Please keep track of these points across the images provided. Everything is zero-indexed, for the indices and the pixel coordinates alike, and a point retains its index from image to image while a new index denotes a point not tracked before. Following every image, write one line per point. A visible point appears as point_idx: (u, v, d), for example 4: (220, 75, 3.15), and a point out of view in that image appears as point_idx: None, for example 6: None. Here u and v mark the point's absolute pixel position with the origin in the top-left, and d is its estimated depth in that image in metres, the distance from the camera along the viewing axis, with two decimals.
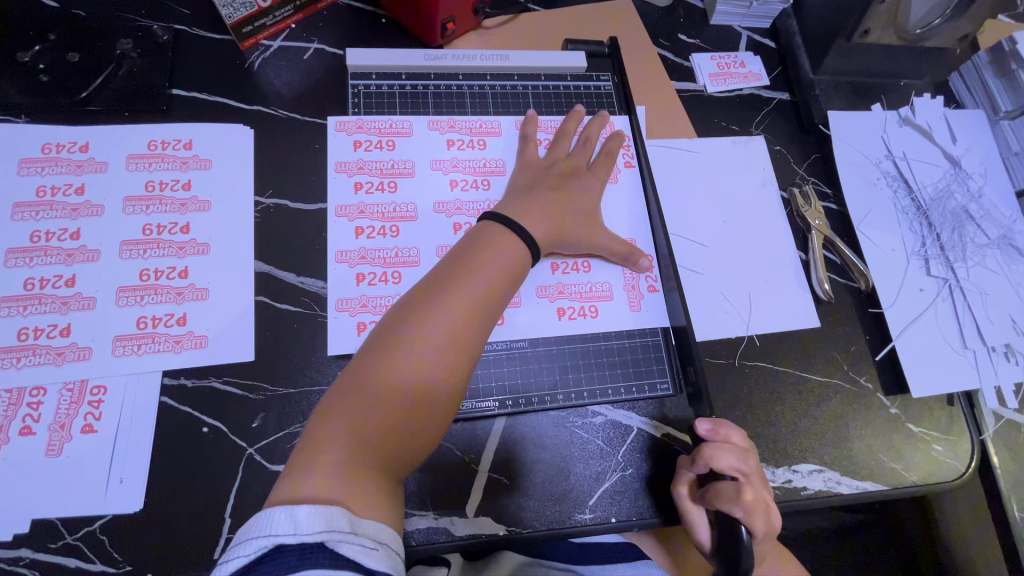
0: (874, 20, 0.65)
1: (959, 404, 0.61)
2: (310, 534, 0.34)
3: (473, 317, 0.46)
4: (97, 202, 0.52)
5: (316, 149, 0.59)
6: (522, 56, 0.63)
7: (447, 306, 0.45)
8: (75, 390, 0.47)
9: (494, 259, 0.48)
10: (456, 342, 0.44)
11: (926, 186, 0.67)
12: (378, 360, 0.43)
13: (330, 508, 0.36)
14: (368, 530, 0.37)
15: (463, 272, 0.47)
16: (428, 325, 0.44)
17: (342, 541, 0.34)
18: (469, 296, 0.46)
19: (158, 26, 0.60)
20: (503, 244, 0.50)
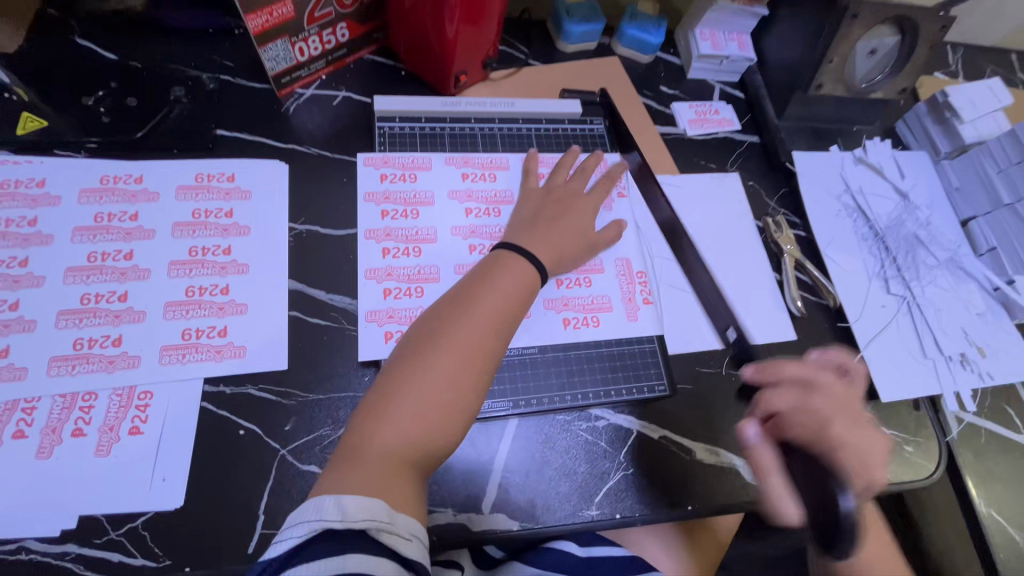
0: (826, 76, 0.76)
1: (925, 408, 0.67)
2: (354, 521, 0.38)
3: (492, 327, 0.51)
4: (148, 227, 0.58)
5: (345, 182, 0.67)
6: (526, 104, 0.72)
7: (467, 320, 0.51)
8: (124, 395, 0.51)
9: (508, 278, 0.54)
10: (477, 349, 0.49)
11: (882, 216, 0.77)
12: (409, 366, 0.48)
13: (375, 499, 0.40)
14: (404, 524, 0.40)
15: (482, 289, 0.53)
16: (452, 335, 0.49)
17: (383, 531, 0.39)
18: (488, 309, 0.52)
19: (206, 76, 0.68)
20: (515, 265, 0.56)
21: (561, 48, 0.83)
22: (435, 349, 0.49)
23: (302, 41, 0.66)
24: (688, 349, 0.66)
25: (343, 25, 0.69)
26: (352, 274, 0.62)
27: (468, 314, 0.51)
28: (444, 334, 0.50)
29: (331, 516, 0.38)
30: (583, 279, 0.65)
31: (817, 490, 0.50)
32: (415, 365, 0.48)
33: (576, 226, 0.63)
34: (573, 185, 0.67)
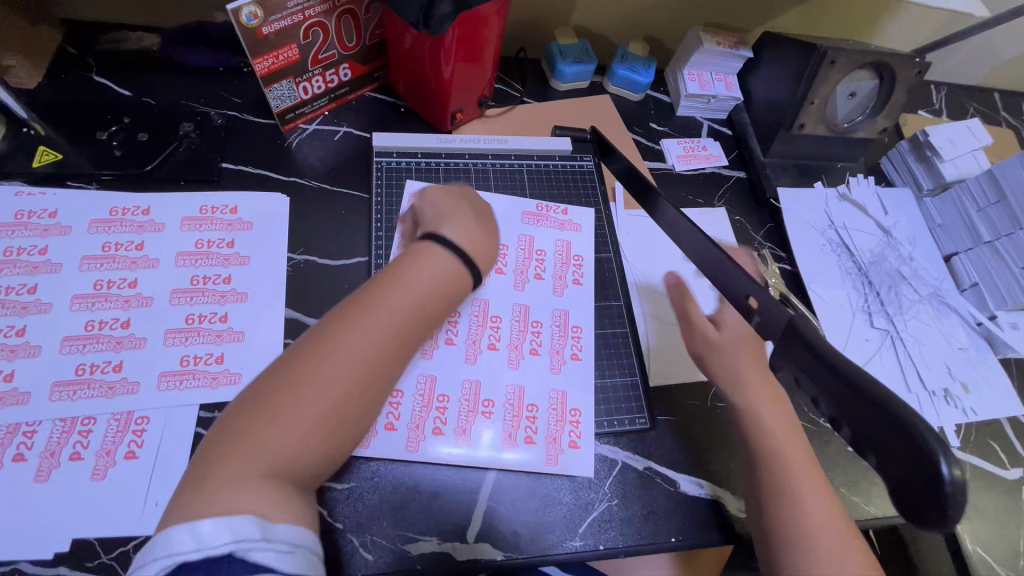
0: (807, 117, 0.79)
1: None
2: (214, 547, 0.35)
3: (399, 332, 0.48)
4: (153, 256, 0.61)
5: (343, 215, 0.70)
6: (520, 141, 0.76)
7: (369, 322, 0.47)
8: (122, 420, 0.53)
9: (420, 276, 0.51)
10: (377, 355, 0.46)
11: (864, 252, 0.79)
12: (300, 367, 0.43)
13: (238, 517, 0.37)
14: (283, 535, 0.38)
15: (389, 287, 0.49)
16: (351, 335, 0.45)
17: (253, 549, 0.36)
18: (396, 312, 0.48)
19: (214, 112, 0.72)
20: (434, 264, 0.53)
21: (555, 87, 0.86)
22: (332, 349, 0.44)
23: (307, 80, 0.70)
24: (671, 380, 0.67)
25: (345, 66, 0.72)
26: None
27: (373, 314, 0.47)
28: (343, 334, 0.45)
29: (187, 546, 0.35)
30: (580, 270, 0.70)
31: (911, 466, 0.39)
32: (306, 368, 0.43)
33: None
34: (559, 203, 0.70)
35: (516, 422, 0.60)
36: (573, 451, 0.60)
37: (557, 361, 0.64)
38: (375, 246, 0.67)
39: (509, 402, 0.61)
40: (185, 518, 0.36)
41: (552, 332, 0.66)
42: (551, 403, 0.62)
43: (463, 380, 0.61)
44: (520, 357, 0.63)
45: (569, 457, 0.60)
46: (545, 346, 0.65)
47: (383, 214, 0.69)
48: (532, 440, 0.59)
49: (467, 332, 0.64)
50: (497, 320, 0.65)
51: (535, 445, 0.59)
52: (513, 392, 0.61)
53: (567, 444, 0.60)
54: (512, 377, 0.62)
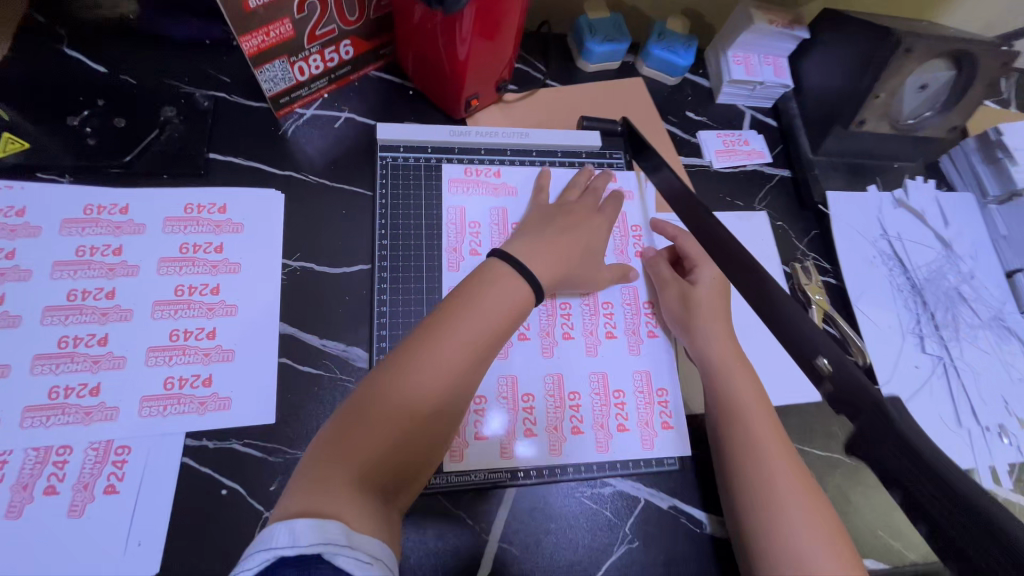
0: (869, 112, 0.70)
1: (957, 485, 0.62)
2: (308, 546, 0.36)
3: (472, 359, 0.49)
4: (133, 263, 0.55)
5: (343, 215, 0.62)
6: (542, 135, 0.67)
7: (445, 347, 0.48)
8: (100, 450, 0.48)
9: (494, 300, 0.51)
10: (451, 380, 0.47)
11: (920, 267, 0.71)
12: (383, 388, 0.45)
13: (328, 521, 0.37)
14: (366, 544, 0.38)
15: (467, 309, 0.50)
16: (428, 360, 0.47)
17: (339, 554, 0.36)
18: (470, 338, 0.49)
19: (200, 93, 0.64)
20: (504, 285, 0.52)
21: (582, 68, 0.77)
22: (411, 374, 0.46)
23: (303, 60, 0.61)
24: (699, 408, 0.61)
25: (347, 42, 0.63)
26: (350, 320, 0.58)
27: (449, 340, 0.48)
28: (422, 359, 0.47)
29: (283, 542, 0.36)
30: (640, 241, 0.68)
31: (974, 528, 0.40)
32: (389, 391, 0.45)
33: (584, 241, 0.59)
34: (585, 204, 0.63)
35: (559, 413, 0.58)
36: (620, 434, 0.58)
37: (634, 342, 0.63)
38: (379, 253, 0.60)
39: (549, 393, 0.58)
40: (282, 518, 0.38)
41: (625, 313, 0.64)
42: (594, 388, 0.60)
43: (501, 376, 0.58)
44: (597, 344, 0.62)
45: (574, 445, 0.57)
46: (620, 328, 0.63)
47: (387, 217, 0.62)
48: (578, 430, 0.57)
49: (539, 323, 0.61)
50: (566, 307, 0.63)
51: (535, 437, 0.56)
52: (551, 381, 0.59)
53: (660, 426, 0.59)
54: (551, 367, 0.60)
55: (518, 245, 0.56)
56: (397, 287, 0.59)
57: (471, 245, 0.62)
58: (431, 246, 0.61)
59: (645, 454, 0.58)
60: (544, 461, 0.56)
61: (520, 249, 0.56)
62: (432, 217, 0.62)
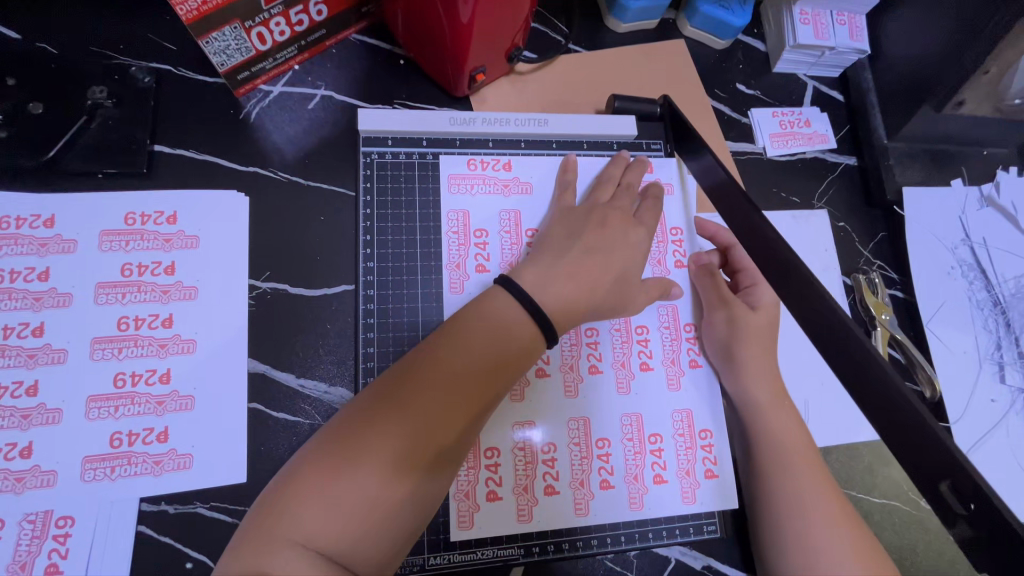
0: (971, 91, 0.57)
1: None
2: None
3: (462, 400, 0.39)
4: (64, 290, 0.45)
5: (322, 222, 0.51)
6: (565, 121, 0.54)
7: (429, 384, 0.39)
8: (38, 522, 0.41)
9: (490, 328, 0.42)
10: (437, 426, 0.38)
11: (1006, 281, 0.60)
12: (354, 433, 0.37)
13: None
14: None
15: (468, 332, 0.41)
16: (408, 400, 0.38)
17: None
18: (462, 374, 0.40)
19: (138, 66, 0.52)
20: (503, 313, 0.43)
21: (612, 28, 0.63)
22: (387, 416, 0.38)
23: (262, 24, 0.47)
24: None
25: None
26: (333, 353, 0.49)
27: (436, 377, 0.39)
28: (400, 399, 0.38)
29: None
30: (681, 247, 0.54)
31: None
32: (359, 436, 0.37)
33: (614, 263, 0.48)
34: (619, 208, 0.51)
35: (585, 465, 0.47)
36: (657, 488, 0.47)
37: (674, 374, 0.50)
38: (364, 273, 0.50)
39: (575, 441, 0.47)
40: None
41: (663, 339, 0.51)
42: (626, 433, 0.48)
43: (516, 422, 0.47)
44: (630, 378, 0.49)
45: (604, 502, 0.47)
46: (656, 356, 0.51)
47: (373, 228, 0.50)
48: (609, 485, 0.47)
49: (561, 356, 0.49)
50: (593, 334, 0.50)
51: (557, 496, 0.46)
52: (576, 427, 0.48)
53: (702, 474, 0.48)
54: (574, 409, 0.48)
55: (535, 272, 0.45)
56: (386, 319, 0.49)
57: (477, 259, 0.50)
58: (425, 260, 0.50)
59: (684, 509, 0.47)
60: (569, 525, 0.46)
61: (537, 278, 0.45)
62: (428, 227, 0.51)
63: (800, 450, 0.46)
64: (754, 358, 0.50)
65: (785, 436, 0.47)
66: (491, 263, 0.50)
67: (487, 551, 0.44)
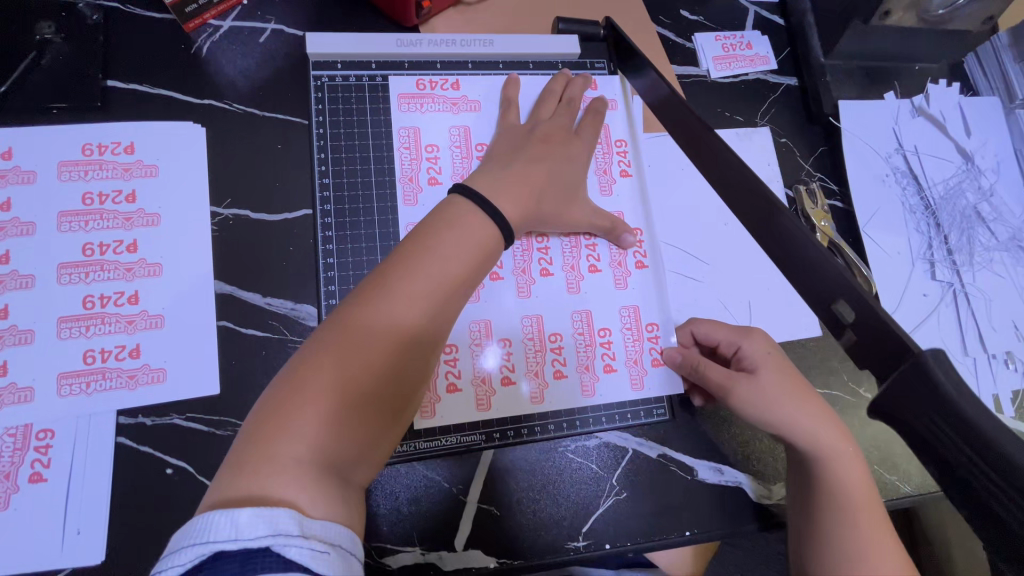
0: (897, 1, 0.59)
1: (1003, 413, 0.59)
2: (253, 538, 0.29)
3: (439, 310, 0.41)
4: (26, 220, 0.46)
5: (279, 150, 0.53)
6: (510, 43, 0.56)
7: (407, 298, 0.39)
8: (19, 435, 0.43)
9: (460, 239, 0.43)
10: (418, 336, 0.39)
11: (936, 185, 0.64)
12: (334, 350, 0.37)
13: (278, 507, 0.30)
14: (323, 532, 0.31)
15: (435, 243, 0.42)
16: (386, 314, 0.38)
17: (289, 545, 0.29)
18: (440, 285, 0.41)
19: (84, 3, 0.52)
20: (469, 222, 0.44)
21: None
22: (368, 331, 0.38)
23: None
24: (745, 447, 0.54)
25: None
26: (297, 272, 0.51)
27: (414, 290, 0.40)
28: (380, 314, 0.38)
29: (219, 531, 0.29)
30: (626, 158, 0.58)
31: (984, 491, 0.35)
32: (341, 354, 0.37)
33: (560, 173, 0.51)
34: (562, 123, 0.53)
35: (540, 357, 0.52)
36: (608, 376, 0.53)
37: (621, 275, 0.55)
38: (321, 192, 0.52)
39: (529, 336, 0.52)
40: (220, 502, 0.31)
41: (611, 244, 0.55)
42: (577, 327, 0.53)
43: (472, 321, 0.51)
44: (580, 280, 0.54)
45: (557, 389, 0.52)
46: (604, 260, 0.55)
47: (327, 147, 0.52)
48: (561, 374, 0.52)
49: (514, 262, 0.53)
50: (543, 241, 0.54)
51: (513, 385, 0.51)
52: (530, 323, 0.52)
53: (650, 362, 0.54)
54: (528, 309, 0.53)
55: (481, 179, 0.48)
56: (345, 235, 0.51)
57: (429, 172, 0.53)
58: (380, 176, 0.52)
59: (633, 394, 0.53)
60: (526, 411, 0.51)
61: (484, 186, 0.47)
62: (380, 146, 0.53)
63: (868, 498, 0.42)
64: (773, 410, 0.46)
65: (851, 481, 0.43)
66: (443, 175, 0.53)
67: (451, 438, 0.49)
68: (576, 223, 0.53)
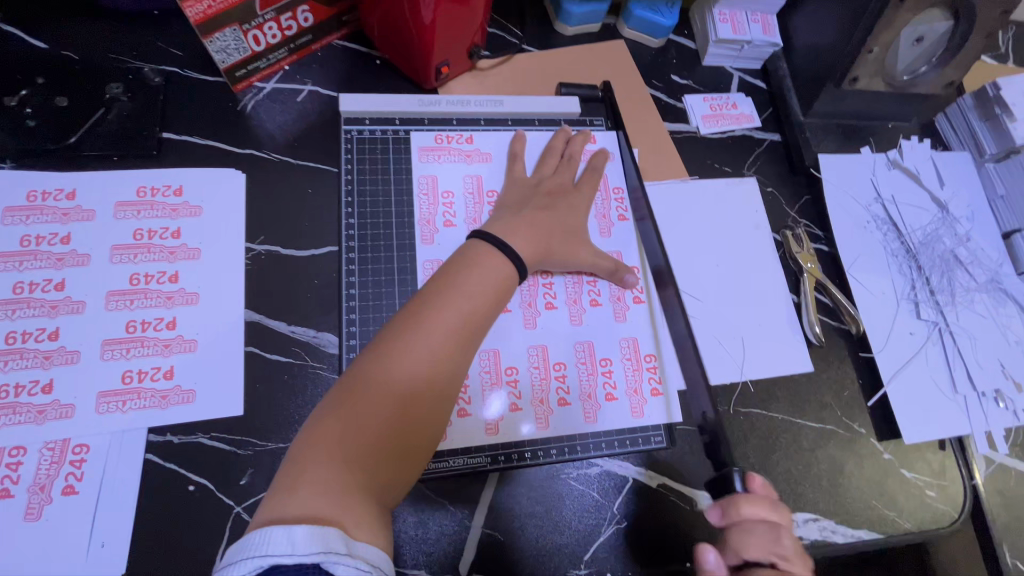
0: (863, 68, 0.66)
1: (997, 451, 0.62)
2: (308, 555, 0.32)
3: (463, 338, 0.45)
4: (83, 252, 0.51)
5: (309, 194, 0.59)
6: (517, 103, 0.64)
7: (434, 326, 0.44)
8: (56, 449, 0.46)
9: (479, 279, 0.48)
10: (444, 360, 0.44)
11: (916, 231, 0.68)
12: (371, 375, 0.41)
13: (329, 527, 0.34)
14: (365, 553, 0.35)
15: (455, 283, 0.47)
16: (417, 347, 0.43)
17: (339, 563, 0.32)
18: (463, 314, 0.46)
19: (149, 68, 0.60)
20: (486, 264, 0.49)
21: (560, 31, 0.73)
22: (398, 364, 0.42)
23: (257, 28, 0.57)
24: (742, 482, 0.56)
25: (305, 8, 0.59)
26: (322, 303, 0.55)
27: (440, 319, 0.45)
28: (411, 341, 0.43)
29: (278, 545, 0.32)
30: (622, 204, 0.63)
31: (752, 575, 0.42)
32: (376, 382, 0.41)
33: (563, 219, 0.56)
34: (562, 175, 0.59)
35: (545, 384, 0.55)
36: (609, 404, 0.55)
37: (620, 309, 0.59)
38: (346, 230, 0.57)
39: (534, 364, 0.55)
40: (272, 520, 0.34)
41: (611, 283, 0.59)
42: (579, 357, 0.56)
43: (480, 350, 0.55)
44: (582, 312, 0.58)
45: (561, 416, 0.54)
46: (604, 295, 0.59)
47: (353, 191, 0.58)
48: (565, 401, 0.55)
49: (520, 296, 0.57)
50: (548, 278, 0.58)
51: (520, 410, 0.54)
52: (535, 352, 0.56)
53: (648, 392, 0.56)
54: (533, 339, 0.56)
55: (493, 222, 0.53)
56: (367, 268, 0.56)
57: (445, 215, 0.58)
58: (401, 217, 0.58)
59: (634, 421, 0.55)
60: (531, 436, 0.53)
61: (494, 228, 0.53)
62: (402, 191, 0.59)
63: None
64: (755, 528, 0.46)
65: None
66: (458, 216, 0.58)
67: (458, 460, 0.51)
68: (580, 262, 0.57)
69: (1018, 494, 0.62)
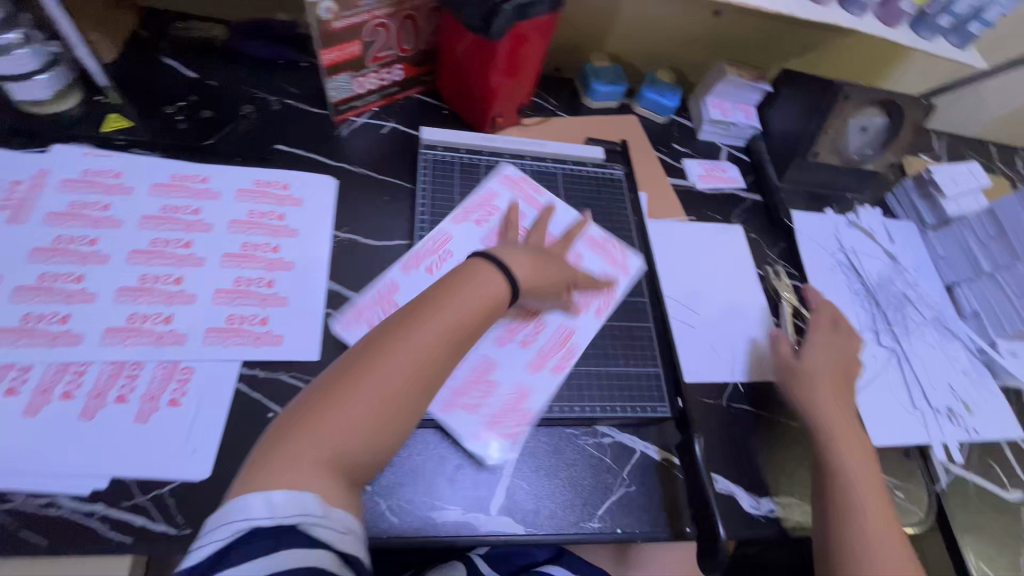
0: (821, 146, 0.87)
1: (956, 464, 0.71)
2: (284, 517, 0.37)
3: (450, 336, 0.49)
4: (208, 221, 0.64)
5: (386, 201, 0.74)
6: (555, 147, 0.81)
7: (427, 325, 0.48)
8: (168, 368, 0.55)
9: (471, 290, 0.52)
10: (433, 353, 0.48)
11: (872, 275, 0.83)
12: (366, 359, 0.46)
13: (305, 494, 0.38)
14: (338, 518, 0.39)
15: (451, 291, 0.51)
16: (407, 342, 0.47)
17: (315, 525, 0.38)
18: (453, 314, 0.50)
19: (272, 99, 0.77)
20: (484, 277, 0.54)
21: (586, 104, 0.92)
22: (389, 356, 0.46)
23: (363, 76, 0.75)
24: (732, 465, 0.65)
25: (399, 66, 0.78)
26: None
27: (430, 319, 0.49)
28: (406, 333, 0.47)
29: (255, 510, 0.37)
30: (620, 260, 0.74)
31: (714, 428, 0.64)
32: (368, 370, 0.45)
33: None
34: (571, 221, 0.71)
35: (487, 390, 0.61)
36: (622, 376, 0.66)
37: (604, 310, 0.69)
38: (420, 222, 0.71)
39: (475, 372, 0.61)
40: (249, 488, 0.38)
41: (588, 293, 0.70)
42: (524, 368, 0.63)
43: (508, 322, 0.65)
44: (603, 306, 0.70)
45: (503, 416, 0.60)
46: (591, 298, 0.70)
47: (426, 196, 0.73)
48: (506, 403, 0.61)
49: None
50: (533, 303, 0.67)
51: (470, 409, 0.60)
52: (480, 362, 0.62)
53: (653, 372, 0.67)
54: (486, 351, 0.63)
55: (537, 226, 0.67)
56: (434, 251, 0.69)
57: (481, 219, 0.72)
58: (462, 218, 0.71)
59: (642, 394, 0.65)
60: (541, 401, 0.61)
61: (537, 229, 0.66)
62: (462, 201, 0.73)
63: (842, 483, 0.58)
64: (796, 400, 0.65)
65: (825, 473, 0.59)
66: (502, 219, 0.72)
67: (498, 408, 0.61)
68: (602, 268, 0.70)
69: (975, 503, 0.70)
